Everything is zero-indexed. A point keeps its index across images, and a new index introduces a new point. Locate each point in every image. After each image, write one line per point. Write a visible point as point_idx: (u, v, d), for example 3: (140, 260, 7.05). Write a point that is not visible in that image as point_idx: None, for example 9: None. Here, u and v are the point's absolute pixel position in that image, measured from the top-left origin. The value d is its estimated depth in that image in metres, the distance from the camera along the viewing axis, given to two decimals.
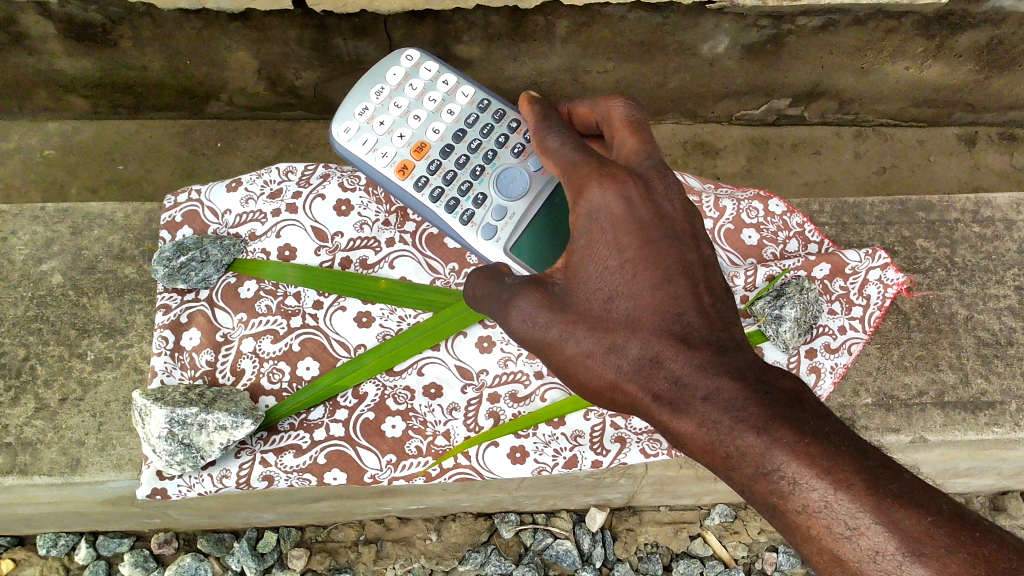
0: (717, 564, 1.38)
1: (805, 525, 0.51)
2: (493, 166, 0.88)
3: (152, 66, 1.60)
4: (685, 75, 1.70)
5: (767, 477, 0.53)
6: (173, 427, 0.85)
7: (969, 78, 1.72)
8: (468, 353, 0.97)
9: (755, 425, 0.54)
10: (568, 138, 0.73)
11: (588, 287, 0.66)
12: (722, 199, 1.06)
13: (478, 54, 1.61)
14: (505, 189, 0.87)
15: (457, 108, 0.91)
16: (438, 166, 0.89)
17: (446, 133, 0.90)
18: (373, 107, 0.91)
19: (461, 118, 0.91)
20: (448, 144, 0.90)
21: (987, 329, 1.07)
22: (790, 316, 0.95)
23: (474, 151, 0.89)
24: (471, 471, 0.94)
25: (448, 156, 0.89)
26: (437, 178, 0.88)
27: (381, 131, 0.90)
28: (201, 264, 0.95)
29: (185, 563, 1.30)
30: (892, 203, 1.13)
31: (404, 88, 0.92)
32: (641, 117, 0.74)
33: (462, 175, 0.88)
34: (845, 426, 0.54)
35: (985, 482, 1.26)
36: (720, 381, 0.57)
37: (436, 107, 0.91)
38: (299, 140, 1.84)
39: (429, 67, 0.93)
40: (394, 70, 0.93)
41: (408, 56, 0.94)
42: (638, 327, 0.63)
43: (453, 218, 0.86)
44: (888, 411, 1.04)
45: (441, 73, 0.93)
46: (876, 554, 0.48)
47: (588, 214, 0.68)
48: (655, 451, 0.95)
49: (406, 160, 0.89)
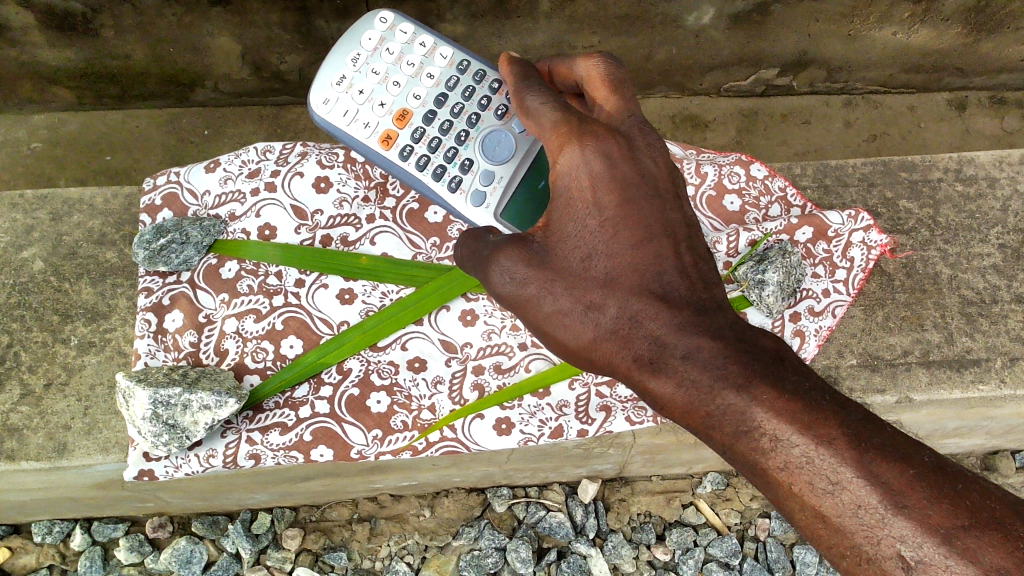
0: (710, 532, 1.39)
1: (787, 483, 0.50)
2: (478, 129, 0.88)
3: (135, 55, 1.59)
4: (672, 48, 1.70)
5: (748, 435, 0.52)
6: (157, 409, 0.85)
7: (957, 41, 1.72)
8: (451, 327, 0.97)
9: (734, 383, 0.53)
10: (547, 98, 0.72)
11: (568, 246, 0.66)
12: (703, 165, 1.06)
13: (463, 32, 1.61)
14: (491, 154, 0.87)
15: (436, 72, 0.90)
16: (422, 133, 0.88)
17: (427, 99, 0.89)
18: (350, 76, 0.89)
19: (441, 82, 0.90)
20: (431, 110, 0.89)
21: (972, 288, 1.07)
22: (773, 281, 0.95)
23: (457, 116, 0.89)
24: (457, 444, 0.95)
25: (432, 122, 0.89)
26: (422, 146, 0.88)
27: (361, 100, 0.89)
28: (181, 246, 0.95)
29: (180, 547, 1.32)
30: (875, 164, 1.13)
31: (381, 53, 0.91)
32: (624, 76, 0.73)
33: (447, 141, 0.88)
34: (827, 383, 0.54)
35: (974, 442, 1.27)
36: (699, 339, 0.56)
37: (414, 71, 0.90)
38: (286, 124, 1.82)
39: (404, 29, 0.92)
40: (370, 34, 0.91)
41: (381, 19, 0.92)
42: (616, 286, 0.62)
43: (440, 186, 0.86)
44: (873, 371, 1.04)
45: (418, 35, 0.92)
46: (858, 508, 0.47)
47: (568, 172, 0.68)
48: (641, 418, 0.95)
49: (389, 129, 0.88)
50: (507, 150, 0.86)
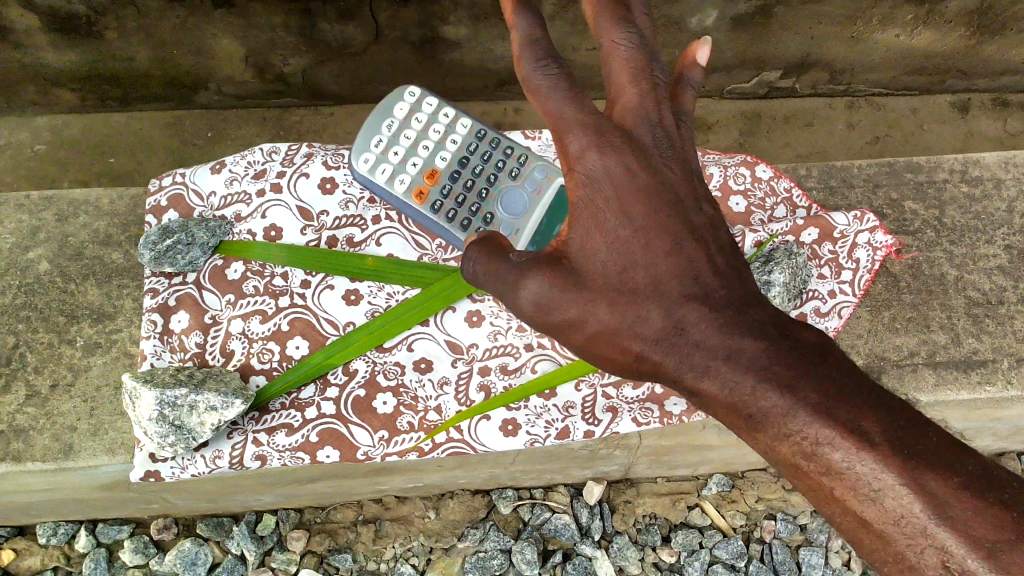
0: (715, 534, 1.38)
1: (828, 485, 0.51)
2: (501, 177, 0.89)
3: (138, 58, 1.60)
4: (675, 51, 1.70)
5: (789, 439, 0.52)
6: (164, 410, 0.85)
7: (959, 43, 1.72)
8: (457, 328, 0.97)
9: (778, 384, 0.53)
10: (560, 80, 0.67)
11: (598, 261, 0.64)
12: (708, 166, 1.06)
13: (466, 35, 1.61)
14: (514, 212, 0.87)
15: (463, 140, 0.91)
16: (454, 193, 0.89)
17: (456, 164, 0.90)
18: (386, 141, 0.90)
19: (468, 149, 0.91)
20: (459, 173, 0.90)
21: (978, 289, 1.06)
22: (779, 282, 0.94)
23: (484, 178, 0.90)
24: (464, 445, 0.94)
25: (461, 183, 0.89)
26: (456, 204, 0.88)
27: (398, 162, 0.89)
28: (187, 247, 0.95)
29: (185, 549, 1.32)
30: (881, 165, 1.13)
31: (412, 123, 0.91)
32: (643, 62, 0.69)
33: (478, 201, 0.88)
34: (872, 381, 0.53)
35: (980, 444, 1.26)
36: (745, 341, 0.57)
37: (443, 139, 0.91)
38: (289, 126, 1.82)
39: (431, 101, 0.92)
40: (400, 105, 0.91)
41: (409, 92, 0.93)
42: (658, 295, 0.62)
43: (471, 239, 0.86)
44: (879, 372, 1.03)
45: (444, 107, 0.92)
46: (899, 517, 0.48)
47: (590, 181, 0.65)
48: (647, 419, 0.95)
49: (425, 189, 0.88)
50: (529, 195, 0.87)
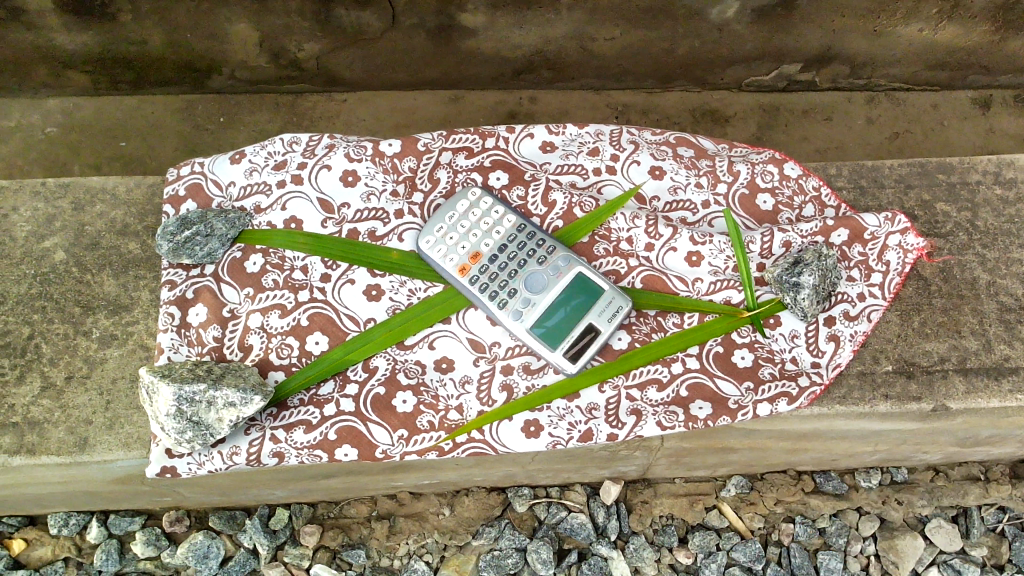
0: (733, 536, 1.36)
1: None
2: (533, 259, 0.94)
3: (152, 41, 1.58)
4: (695, 42, 1.67)
5: None
6: (181, 405, 0.84)
7: (984, 38, 1.69)
8: (479, 326, 0.95)
9: None
10: None
11: None
12: (736, 163, 1.04)
13: (484, 23, 1.58)
14: (545, 295, 0.92)
15: (513, 230, 0.95)
16: (495, 271, 0.93)
17: (503, 249, 0.94)
18: (448, 225, 0.95)
19: (517, 237, 0.95)
20: (503, 255, 0.94)
21: (1010, 294, 1.04)
22: (808, 284, 0.92)
23: (528, 261, 0.94)
24: (485, 446, 0.92)
25: (504, 264, 0.93)
26: (495, 281, 0.92)
27: (452, 242, 0.94)
28: (206, 239, 0.94)
29: (197, 542, 1.30)
30: (911, 166, 1.11)
31: (474, 218, 0.95)
32: None
33: (517, 279, 0.93)
34: None
35: (1005, 450, 1.24)
36: None
37: (496, 225, 0.95)
38: (304, 113, 1.79)
39: (495, 210, 0.96)
40: (465, 205, 0.96)
41: (477, 196, 0.96)
42: None
43: (503, 314, 0.91)
44: (908, 378, 1.01)
45: (505, 213, 0.96)
46: None
47: None
48: (672, 423, 0.93)
49: (469, 268, 0.93)
50: (555, 280, 0.92)
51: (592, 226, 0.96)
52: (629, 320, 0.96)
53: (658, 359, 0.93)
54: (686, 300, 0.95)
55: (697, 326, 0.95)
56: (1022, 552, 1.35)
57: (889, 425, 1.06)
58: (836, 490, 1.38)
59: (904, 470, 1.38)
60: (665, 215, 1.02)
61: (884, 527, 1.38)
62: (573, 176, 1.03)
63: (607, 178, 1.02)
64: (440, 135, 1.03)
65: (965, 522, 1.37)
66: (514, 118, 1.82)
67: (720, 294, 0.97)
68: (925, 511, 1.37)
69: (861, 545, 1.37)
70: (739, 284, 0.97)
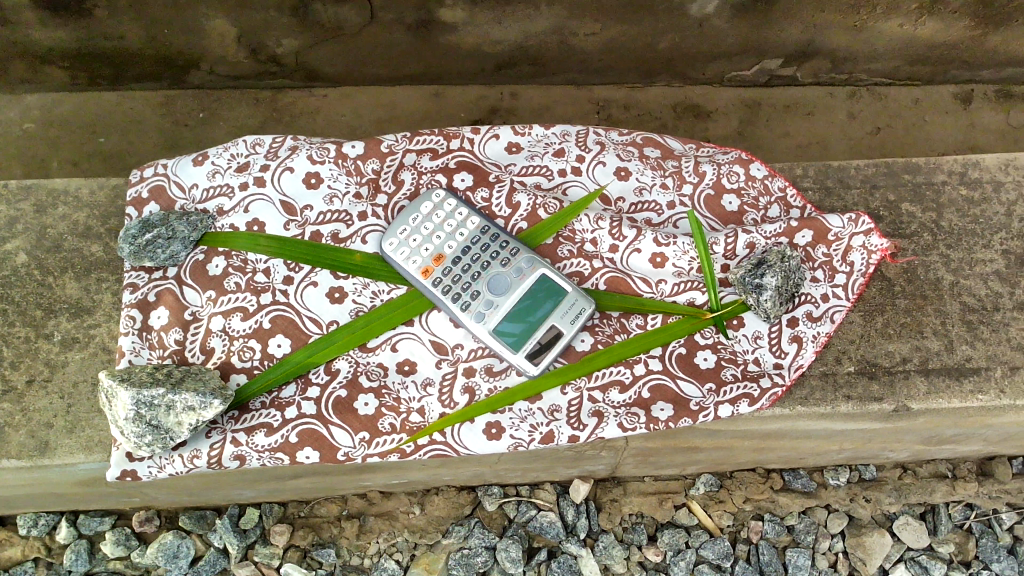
0: (702, 534, 1.37)
1: None
2: (497, 261, 0.93)
3: (128, 36, 1.57)
4: (675, 38, 1.67)
5: None
6: (140, 409, 0.84)
7: (964, 34, 1.69)
8: (442, 327, 0.95)
9: None
10: None
11: None
12: (702, 164, 1.04)
13: (462, 18, 1.57)
14: (507, 297, 0.92)
15: (477, 232, 0.95)
16: (458, 274, 0.93)
17: (466, 251, 0.94)
18: (412, 228, 0.94)
19: (481, 239, 0.94)
20: (466, 258, 0.93)
21: (973, 295, 1.05)
22: (771, 285, 0.92)
23: (491, 263, 0.93)
24: (447, 448, 0.93)
25: (467, 267, 0.93)
26: (458, 284, 0.92)
27: (416, 245, 0.94)
28: (167, 241, 0.93)
29: (167, 542, 1.31)
30: (878, 166, 1.11)
31: (438, 220, 0.95)
32: None
33: (480, 281, 0.92)
34: None
35: (971, 448, 1.25)
36: None
37: (460, 227, 0.95)
38: (281, 108, 1.79)
39: (459, 212, 0.95)
40: (430, 207, 0.95)
41: (441, 198, 0.96)
42: None
43: (465, 316, 0.91)
44: (870, 379, 1.02)
45: (469, 215, 0.95)
46: None
47: None
48: (633, 425, 0.93)
49: (432, 270, 0.93)
50: (518, 282, 0.92)
51: (556, 228, 0.96)
52: (592, 321, 0.96)
53: (621, 360, 0.94)
54: (649, 301, 0.95)
55: (660, 327, 0.95)
56: (986, 549, 1.39)
57: (852, 425, 1.07)
58: (805, 488, 1.39)
59: (872, 467, 1.39)
60: (629, 216, 1.01)
61: (852, 524, 1.39)
62: (537, 177, 1.03)
63: (572, 179, 1.02)
64: (405, 136, 1.02)
65: (932, 519, 1.40)
66: (493, 114, 1.81)
67: (684, 295, 0.97)
68: (892, 509, 1.39)
69: (829, 542, 1.38)
70: (703, 285, 0.97)
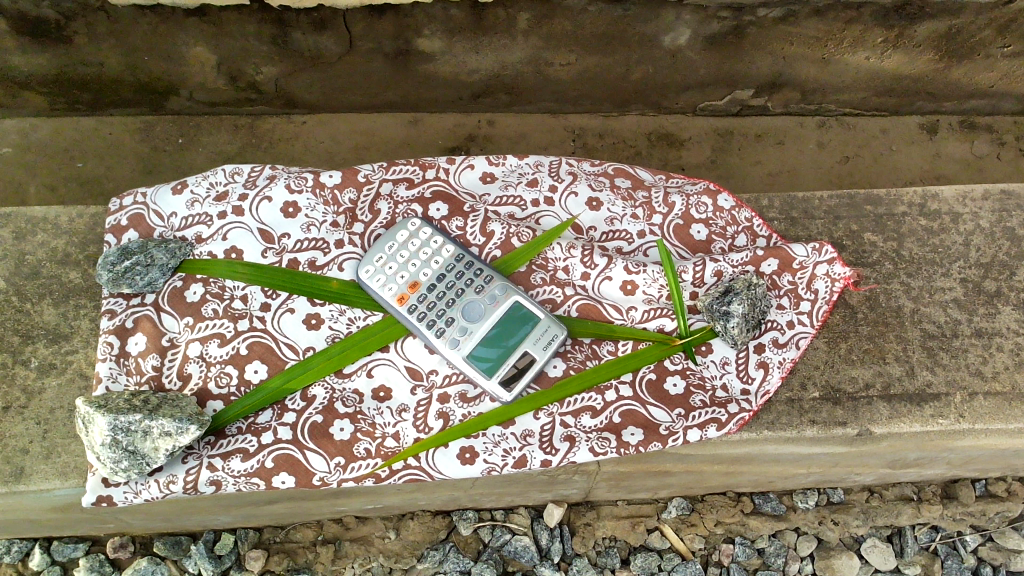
0: (674, 557, 1.40)
1: None
2: (471, 288, 0.95)
3: (109, 62, 1.58)
4: (648, 68, 1.70)
5: None
6: (117, 435, 0.85)
7: (928, 67, 1.74)
8: (417, 354, 0.96)
9: None
10: None
11: None
12: (671, 195, 1.07)
13: (440, 48, 1.60)
14: (480, 324, 0.94)
15: (452, 260, 0.97)
16: (433, 301, 0.94)
17: (441, 279, 0.96)
18: (388, 254, 0.96)
19: (456, 267, 0.96)
20: (442, 285, 0.95)
21: (933, 322, 1.08)
22: (738, 312, 0.94)
23: (466, 291, 0.95)
24: (421, 472, 0.94)
25: (443, 294, 0.95)
26: (433, 311, 0.94)
27: (392, 272, 0.95)
28: (146, 268, 0.95)
29: (141, 567, 1.31)
30: (841, 198, 1.15)
31: (414, 248, 0.97)
32: None
33: (455, 308, 0.94)
34: None
35: (934, 471, 1.29)
36: None
37: (435, 255, 0.97)
38: (261, 135, 1.81)
39: (435, 240, 0.97)
40: (408, 235, 0.97)
41: (418, 226, 0.98)
42: None
43: (439, 342, 0.93)
44: (834, 404, 1.05)
45: (445, 244, 0.97)
46: None
47: None
48: (604, 449, 0.95)
49: (407, 297, 0.94)
50: (491, 309, 0.94)
51: (530, 256, 0.99)
52: (564, 347, 0.98)
53: (592, 386, 0.95)
54: (619, 327, 0.98)
55: (631, 353, 0.97)
56: (952, 570, 1.42)
57: (818, 449, 1.09)
58: (774, 511, 1.41)
59: (840, 491, 1.42)
60: (601, 244, 1.04)
61: (820, 546, 1.43)
62: (511, 208, 1.05)
63: (545, 209, 1.05)
64: (381, 166, 1.04)
65: (899, 541, 1.42)
66: (471, 141, 1.84)
67: (653, 322, 0.99)
68: (860, 531, 1.42)
69: (799, 565, 1.41)
70: (672, 311, 0.99)
